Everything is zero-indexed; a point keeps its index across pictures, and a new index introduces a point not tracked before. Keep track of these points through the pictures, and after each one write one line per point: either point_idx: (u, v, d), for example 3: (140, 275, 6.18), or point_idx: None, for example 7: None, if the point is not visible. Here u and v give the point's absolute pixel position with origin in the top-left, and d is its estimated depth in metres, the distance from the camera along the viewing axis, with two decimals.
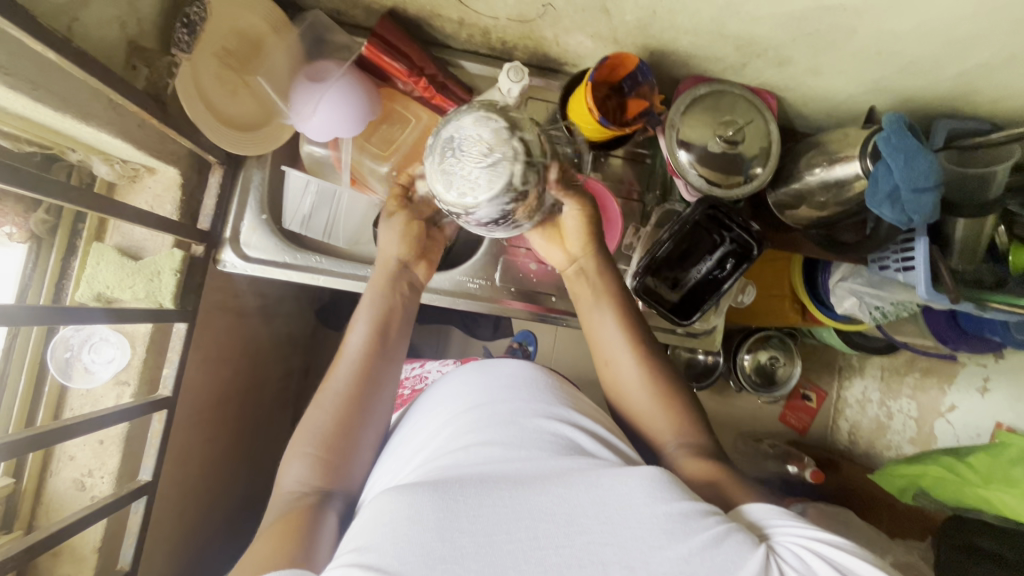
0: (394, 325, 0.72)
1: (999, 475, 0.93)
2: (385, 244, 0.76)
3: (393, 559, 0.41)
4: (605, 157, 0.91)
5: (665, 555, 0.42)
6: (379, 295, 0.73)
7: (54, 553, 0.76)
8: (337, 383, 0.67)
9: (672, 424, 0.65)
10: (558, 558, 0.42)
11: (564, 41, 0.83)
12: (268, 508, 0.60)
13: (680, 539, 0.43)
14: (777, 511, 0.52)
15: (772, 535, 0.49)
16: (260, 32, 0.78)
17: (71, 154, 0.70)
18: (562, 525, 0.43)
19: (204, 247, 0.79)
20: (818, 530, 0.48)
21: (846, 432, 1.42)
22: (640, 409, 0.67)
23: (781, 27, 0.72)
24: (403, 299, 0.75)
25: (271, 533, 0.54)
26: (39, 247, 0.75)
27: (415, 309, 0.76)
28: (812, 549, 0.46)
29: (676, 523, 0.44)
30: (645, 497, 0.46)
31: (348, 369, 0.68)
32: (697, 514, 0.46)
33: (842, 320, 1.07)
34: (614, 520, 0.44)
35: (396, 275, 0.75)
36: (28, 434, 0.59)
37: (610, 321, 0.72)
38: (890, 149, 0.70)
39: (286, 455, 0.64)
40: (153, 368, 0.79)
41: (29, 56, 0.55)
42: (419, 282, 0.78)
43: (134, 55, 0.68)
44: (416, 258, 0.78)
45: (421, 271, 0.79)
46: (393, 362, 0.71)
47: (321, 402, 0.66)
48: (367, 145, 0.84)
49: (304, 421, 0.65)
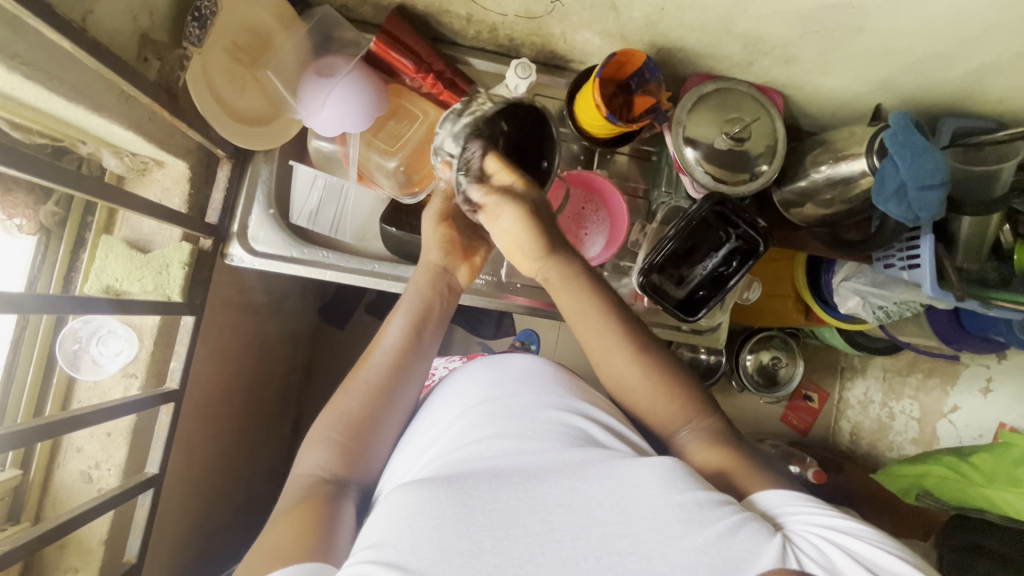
0: (429, 324, 0.71)
1: (1002, 474, 0.94)
2: (425, 248, 0.75)
3: (411, 555, 0.41)
4: (611, 154, 0.92)
5: (681, 546, 0.42)
6: (416, 294, 0.72)
7: (61, 545, 0.77)
8: (368, 374, 0.67)
9: (679, 411, 0.65)
10: (574, 550, 0.42)
11: (572, 38, 0.83)
12: (285, 485, 0.61)
13: (695, 528, 0.43)
14: (788, 499, 0.52)
15: (785, 524, 0.50)
16: (271, 29, 0.78)
17: (82, 147, 0.70)
18: (577, 517, 0.44)
19: (212, 241, 0.80)
20: (833, 519, 0.49)
21: (848, 434, 1.41)
22: (645, 403, 0.66)
23: (789, 24, 0.72)
24: (439, 300, 0.73)
25: (289, 518, 0.54)
26: (48, 239, 0.75)
27: (452, 310, 0.75)
28: (828, 538, 0.47)
29: (691, 512, 0.44)
30: (660, 487, 0.46)
31: (381, 363, 0.68)
32: (712, 503, 0.46)
33: (845, 320, 1.07)
34: (628, 512, 0.44)
35: (434, 275, 0.74)
36: (40, 423, 0.59)
37: (596, 320, 0.68)
38: (896, 145, 0.70)
39: (308, 437, 0.64)
40: (160, 361, 0.79)
41: (45, 45, 0.55)
42: (458, 285, 0.76)
43: (146, 48, 0.68)
44: (457, 260, 0.76)
45: (462, 273, 0.76)
46: (423, 361, 0.70)
47: (350, 389, 0.66)
48: (375, 141, 0.85)
49: (330, 405, 0.65)
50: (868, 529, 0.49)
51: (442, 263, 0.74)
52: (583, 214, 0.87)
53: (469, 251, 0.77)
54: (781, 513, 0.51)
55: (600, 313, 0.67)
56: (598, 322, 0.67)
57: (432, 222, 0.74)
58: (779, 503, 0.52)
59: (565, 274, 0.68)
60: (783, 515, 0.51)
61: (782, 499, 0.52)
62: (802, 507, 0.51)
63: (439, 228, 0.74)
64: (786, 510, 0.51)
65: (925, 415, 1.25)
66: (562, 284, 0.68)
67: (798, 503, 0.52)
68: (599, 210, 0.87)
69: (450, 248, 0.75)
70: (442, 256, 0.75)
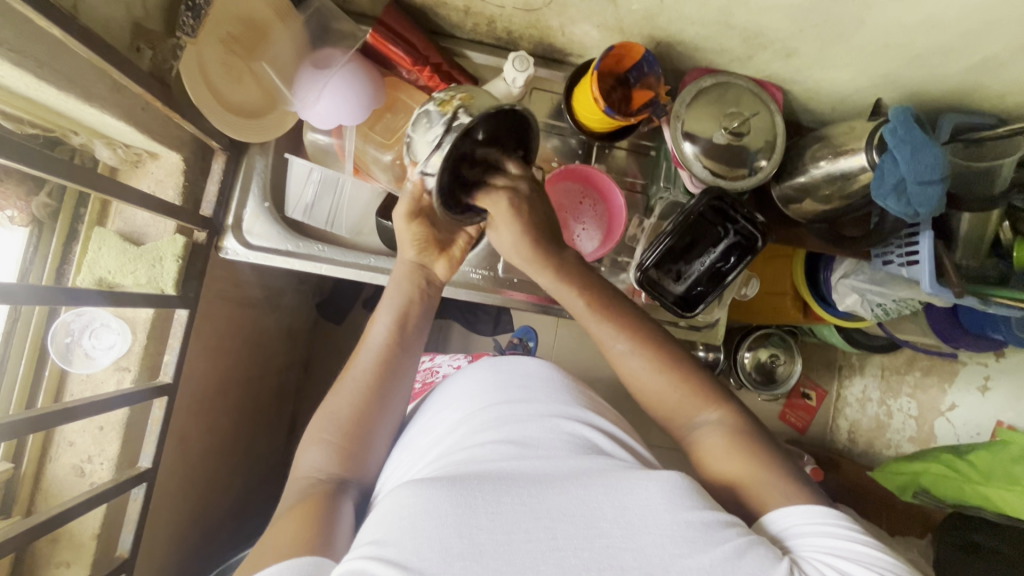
0: (412, 318, 0.71)
1: (999, 472, 0.94)
2: (399, 247, 0.73)
3: (412, 554, 0.40)
4: (609, 149, 0.92)
5: (686, 564, 0.41)
6: (395, 291, 0.71)
7: (53, 539, 0.76)
8: (357, 371, 0.67)
9: (689, 403, 0.65)
10: (577, 560, 0.41)
11: (570, 31, 0.82)
12: (285, 490, 0.61)
13: (701, 548, 0.42)
14: (798, 520, 0.51)
15: (796, 551, 0.49)
16: (265, 18, 0.77)
17: (74, 138, 0.70)
18: (581, 527, 0.43)
19: (206, 234, 0.79)
20: (843, 546, 0.48)
21: (845, 431, 1.41)
22: (667, 400, 0.66)
23: (788, 18, 0.72)
24: (421, 295, 0.72)
25: (288, 516, 0.54)
26: (41, 231, 0.75)
27: (436, 303, 0.74)
28: (836, 566, 0.46)
29: (695, 532, 0.43)
30: (665, 503, 0.45)
31: (368, 361, 0.68)
32: (718, 524, 0.45)
33: (843, 317, 1.06)
34: (634, 525, 0.43)
35: (411, 272, 0.72)
36: (31, 415, 0.59)
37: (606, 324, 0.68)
38: (896, 141, 0.70)
39: (303, 440, 0.65)
40: (153, 354, 0.79)
41: (35, 33, 0.54)
42: (438, 278, 0.75)
43: (139, 38, 0.68)
44: (435, 254, 0.74)
45: (440, 267, 0.74)
46: (412, 355, 0.70)
47: (340, 391, 0.66)
48: (371, 134, 0.84)
49: (322, 408, 0.66)
50: (882, 556, 0.47)
51: (418, 259, 0.73)
52: (580, 209, 0.86)
53: (445, 243, 0.74)
54: (791, 536, 0.51)
55: (595, 309, 0.69)
56: (599, 321, 0.69)
57: (402, 222, 0.70)
58: (788, 524, 0.51)
59: (556, 275, 0.70)
60: (793, 540, 0.50)
61: (792, 519, 0.51)
62: (813, 533, 0.50)
63: (410, 226, 0.71)
64: (795, 533, 0.50)
65: (922, 413, 1.25)
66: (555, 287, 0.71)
67: (809, 523, 0.51)
68: (597, 205, 0.86)
69: (425, 243, 0.73)
70: (417, 253, 0.73)
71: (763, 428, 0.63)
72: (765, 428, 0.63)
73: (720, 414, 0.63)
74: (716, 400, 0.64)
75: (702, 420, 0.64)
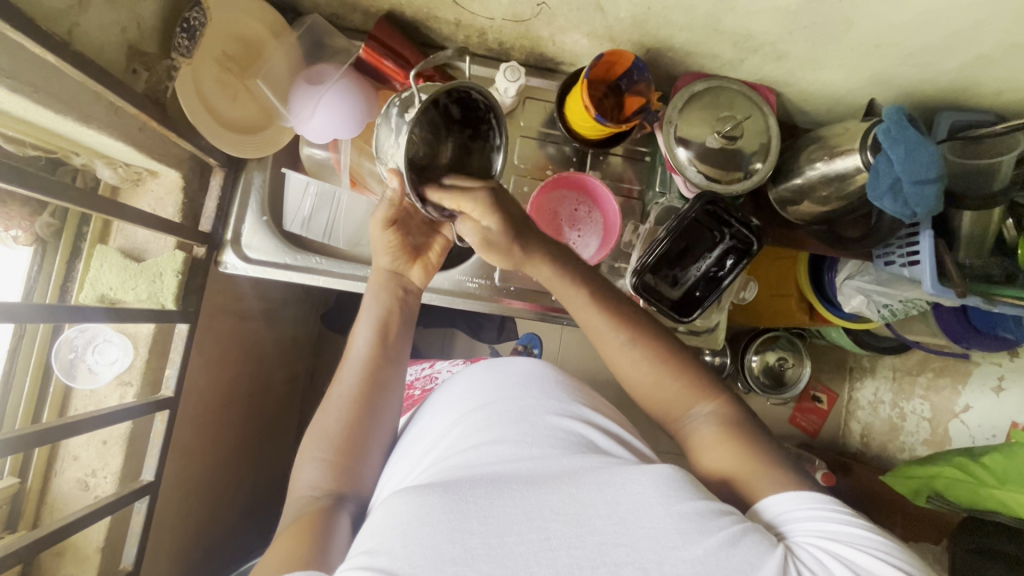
0: (392, 328, 0.72)
1: (1015, 476, 0.89)
2: (374, 254, 0.73)
3: (404, 562, 0.40)
4: (604, 156, 0.92)
5: (679, 557, 0.41)
6: (374, 299, 0.72)
7: (58, 553, 0.78)
8: (343, 388, 0.68)
9: (686, 394, 0.64)
10: (570, 559, 0.41)
11: (560, 40, 0.83)
12: (285, 510, 0.62)
13: (693, 539, 0.42)
14: (788, 504, 0.51)
15: (789, 534, 0.49)
16: (260, 37, 0.79)
17: (75, 158, 0.72)
18: (573, 525, 0.43)
19: (206, 248, 0.80)
20: (834, 530, 0.47)
21: (858, 434, 1.40)
22: (662, 390, 0.65)
23: (777, 21, 0.71)
24: (399, 303, 0.73)
25: (286, 534, 0.56)
26: (45, 250, 0.77)
27: (416, 309, 0.75)
28: (829, 550, 0.46)
29: (689, 522, 0.43)
30: (658, 496, 0.45)
31: (353, 375, 0.69)
32: (712, 514, 0.45)
33: (853, 319, 1.05)
34: (626, 521, 0.43)
35: (387, 280, 0.73)
36: (36, 429, 0.60)
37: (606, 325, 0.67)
38: (889, 140, 0.69)
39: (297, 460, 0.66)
40: (155, 369, 0.80)
41: (29, 58, 0.56)
42: (415, 285, 0.75)
43: (134, 60, 0.70)
44: (409, 262, 0.74)
45: (416, 274, 0.75)
46: (397, 365, 0.72)
47: (328, 408, 0.67)
48: (366, 147, 0.84)
49: (312, 429, 0.67)
50: (873, 536, 0.47)
51: (392, 267, 0.73)
52: (576, 216, 0.86)
53: (420, 250, 0.74)
54: (784, 522, 0.51)
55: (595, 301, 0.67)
56: (596, 311, 0.67)
57: (377, 230, 0.71)
58: (783, 509, 0.51)
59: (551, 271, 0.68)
60: (785, 525, 0.50)
61: (787, 503, 0.51)
62: (805, 512, 0.50)
63: (385, 233, 0.71)
64: (789, 519, 0.50)
65: (936, 414, 1.21)
66: (551, 279, 0.69)
67: (801, 509, 0.50)
68: (593, 213, 0.86)
69: (398, 251, 0.73)
70: (391, 260, 0.73)
71: (759, 421, 0.62)
72: (757, 420, 0.62)
73: (715, 405, 0.63)
74: (710, 393, 0.64)
75: (695, 413, 0.63)
